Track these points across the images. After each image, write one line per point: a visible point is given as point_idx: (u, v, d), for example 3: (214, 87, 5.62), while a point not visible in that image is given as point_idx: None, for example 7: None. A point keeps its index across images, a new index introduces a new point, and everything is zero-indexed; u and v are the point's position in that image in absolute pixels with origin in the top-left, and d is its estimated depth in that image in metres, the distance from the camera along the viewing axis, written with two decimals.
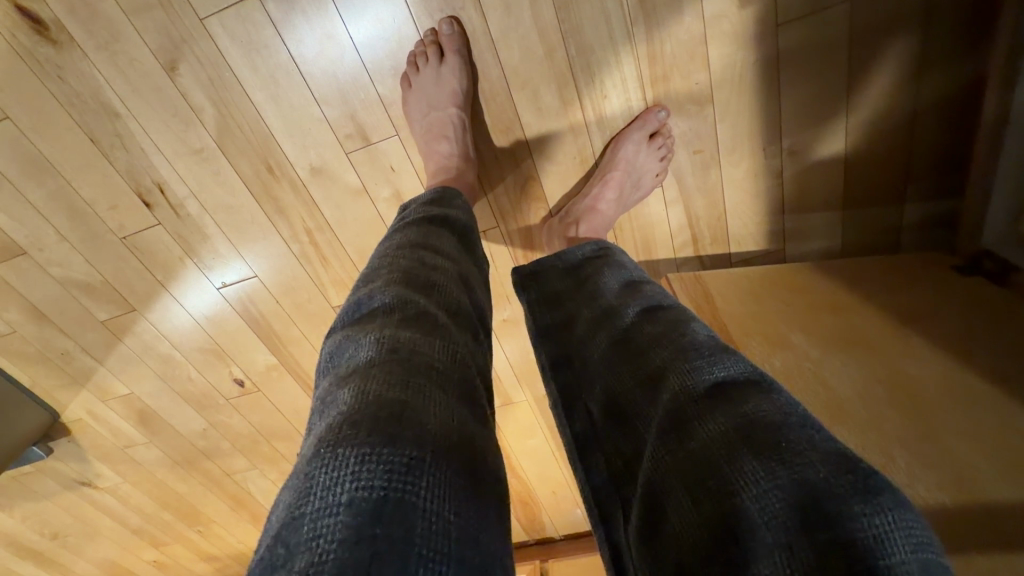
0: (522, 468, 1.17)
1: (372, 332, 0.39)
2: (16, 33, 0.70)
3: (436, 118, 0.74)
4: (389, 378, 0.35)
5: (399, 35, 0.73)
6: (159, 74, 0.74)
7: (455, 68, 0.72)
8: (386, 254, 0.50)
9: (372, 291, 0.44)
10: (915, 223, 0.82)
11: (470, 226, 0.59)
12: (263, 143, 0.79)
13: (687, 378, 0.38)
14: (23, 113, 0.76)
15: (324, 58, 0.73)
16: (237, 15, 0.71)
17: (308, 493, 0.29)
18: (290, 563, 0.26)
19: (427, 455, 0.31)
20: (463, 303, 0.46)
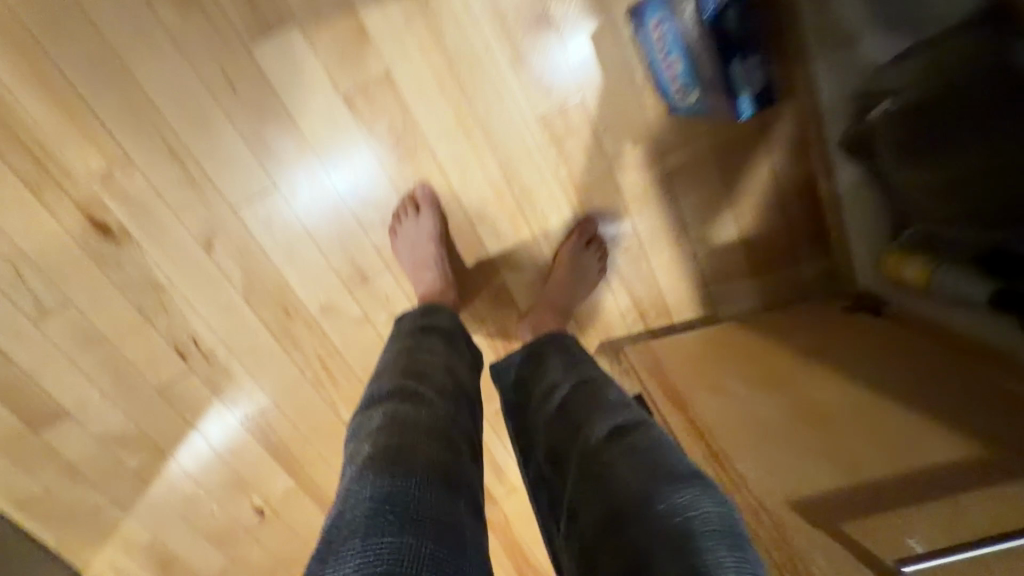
0: (534, 555, 1.21)
1: (381, 405, 0.55)
2: (82, 238, 0.90)
3: (418, 254, 0.93)
4: (393, 434, 0.51)
5: (384, 198, 0.94)
6: (195, 252, 0.93)
7: (428, 216, 0.93)
8: (387, 353, 0.67)
9: (381, 377, 0.61)
10: (813, 278, 1.02)
11: (455, 330, 0.75)
12: (280, 291, 0.97)
13: (597, 425, 0.55)
14: (83, 297, 0.93)
15: (328, 222, 0.94)
16: (260, 202, 0.91)
17: (344, 508, 0.46)
18: (336, 547, 0.43)
19: (421, 492, 0.46)
20: (447, 384, 0.61)
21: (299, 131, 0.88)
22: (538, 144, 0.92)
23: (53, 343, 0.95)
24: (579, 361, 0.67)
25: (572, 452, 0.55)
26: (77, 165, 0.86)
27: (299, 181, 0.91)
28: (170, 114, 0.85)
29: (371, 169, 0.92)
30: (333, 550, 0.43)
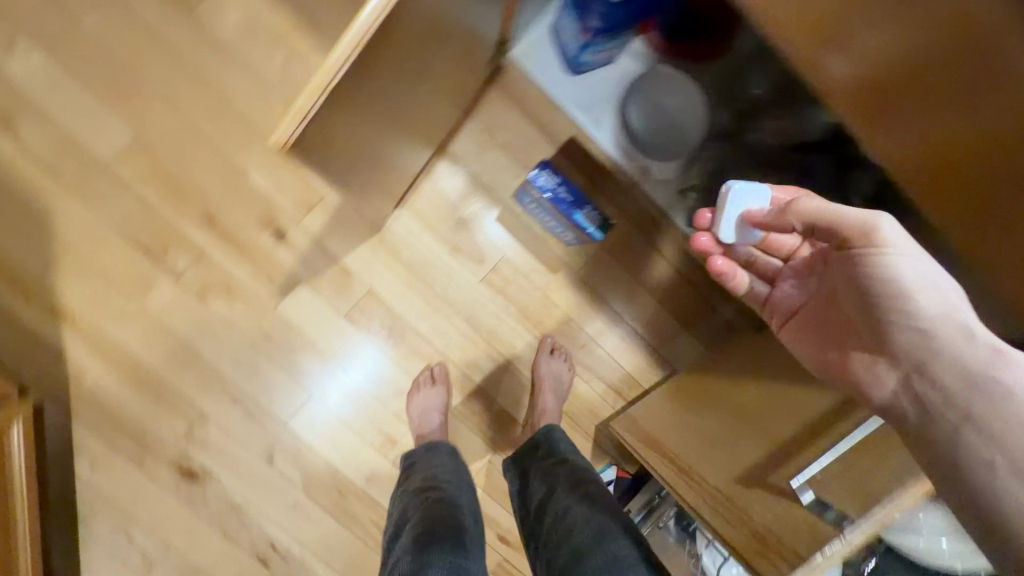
0: None
1: (403, 510, 0.88)
2: (174, 487, 1.14)
3: (427, 405, 1.15)
4: (411, 526, 0.83)
5: (393, 377, 1.20)
6: (260, 468, 1.16)
7: (432, 376, 1.18)
8: (415, 469, 0.97)
9: (405, 491, 0.93)
10: (733, 312, 1.27)
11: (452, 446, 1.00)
12: (331, 477, 1.18)
13: (572, 508, 0.84)
14: (181, 536, 1.14)
15: (355, 408, 1.19)
16: (302, 411, 1.17)
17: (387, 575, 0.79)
18: None
19: (425, 545, 0.78)
20: (447, 482, 0.92)
21: (319, 350, 1.17)
22: (489, 295, 1.22)
23: None
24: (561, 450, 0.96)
25: (552, 527, 0.85)
26: (168, 430, 1.14)
27: (326, 385, 1.18)
28: (227, 371, 1.14)
29: (378, 359, 1.20)
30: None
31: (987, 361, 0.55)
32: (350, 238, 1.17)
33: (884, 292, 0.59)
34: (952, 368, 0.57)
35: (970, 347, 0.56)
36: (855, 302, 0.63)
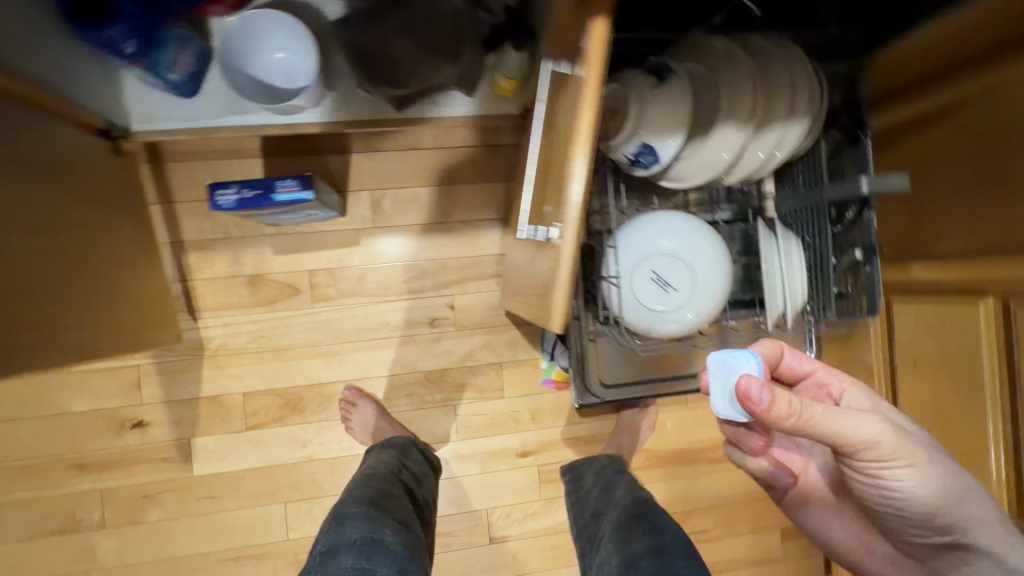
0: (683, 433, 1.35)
1: (354, 487, 0.94)
2: None
3: (366, 424, 1.17)
4: (370, 497, 0.90)
5: (327, 431, 1.22)
6: None
7: (359, 399, 1.19)
8: (378, 458, 1.06)
9: (357, 475, 0.99)
10: (511, 135, 1.24)
11: (408, 442, 1.12)
12: None
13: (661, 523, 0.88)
14: None
15: (325, 478, 1.22)
16: (290, 519, 1.21)
17: (339, 528, 0.83)
18: (337, 543, 0.80)
19: (388, 520, 0.86)
20: (401, 475, 1.02)
21: (258, 468, 1.20)
22: (330, 308, 1.22)
23: None
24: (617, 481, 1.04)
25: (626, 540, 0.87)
26: None
27: (287, 485, 1.21)
28: (212, 546, 1.18)
29: (306, 432, 1.21)
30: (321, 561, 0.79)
31: (963, 493, 0.68)
32: (188, 375, 1.17)
33: (921, 513, 0.69)
34: (964, 515, 0.68)
35: (979, 507, 0.69)
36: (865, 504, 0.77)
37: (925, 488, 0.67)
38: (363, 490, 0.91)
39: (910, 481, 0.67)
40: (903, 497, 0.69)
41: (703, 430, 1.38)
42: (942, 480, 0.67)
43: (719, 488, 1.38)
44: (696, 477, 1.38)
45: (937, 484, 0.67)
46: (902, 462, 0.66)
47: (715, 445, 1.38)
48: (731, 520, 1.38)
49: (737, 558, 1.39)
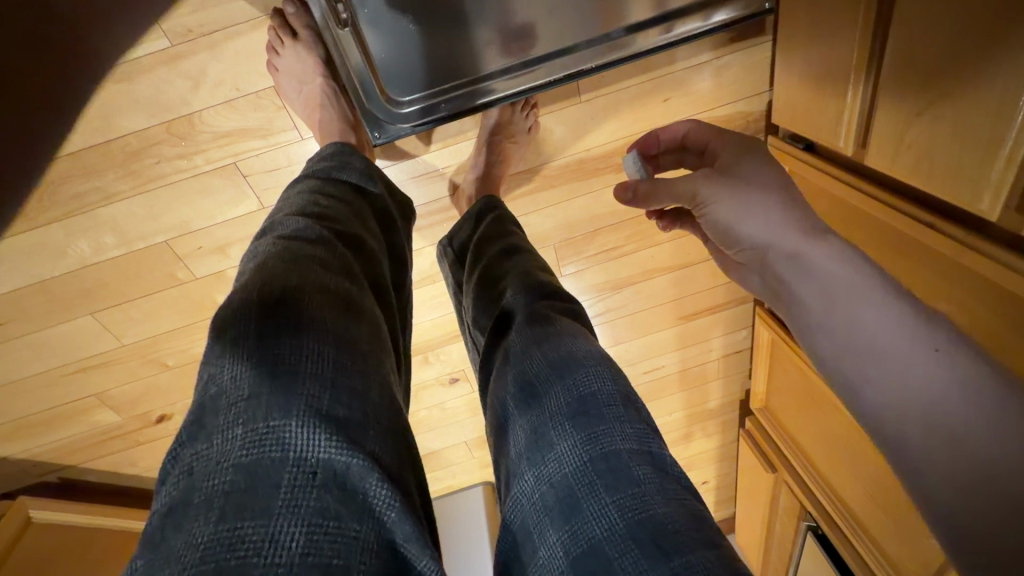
0: (571, 130, 0.98)
1: (269, 240, 0.56)
2: (172, 429, 1.20)
3: (308, 91, 0.84)
4: (280, 267, 0.51)
5: (80, 227, 0.90)
6: (173, 372, 1.11)
7: (309, 40, 0.82)
8: (272, 217, 0.62)
9: (278, 219, 0.61)
10: None
11: (367, 177, 0.75)
12: (203, 325, 1.05)
13: (588, 378, 0.47)
14: None
15: (120, 279, 0.96)
16: (111, 325, 1.02)
17: (229, 359, 0.44)
18: (221, 398, 0.42)
19: (317, 314, 0.48)
20: (350, 225, 0.63)
21: (29, 287, 0.94)
22: None
23: None
24: (540, 285, 0.61)
25: (551, 379, 0.48)
26: (112, 420, 1.16)
27: (78, 295, 0.97)
28: (46, 364, 1.05)
29: (53, 235, 0.90)
30: (171, 472, 0.41)
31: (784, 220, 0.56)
32: None
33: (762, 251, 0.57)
34: (818, 283, 0.51)
35: (821, 245, 0.53)
36: (741, 271, 0.65)
37: (765, 245, 0.57)
38: (247, 300, 0.47)
39: (736, 228, 0.59)
40: (754, 257, 0.59)
41: (606, 130, 0.98)
42: (786, 233, 0.55)
43: None
44: (603, 191, 1.05)
45: (770, 235, 0.56)
46: (721, 209, 0.60)
47: (625, 146, 1.01)
48: (647, 231, 1.13)
49: (657, 268, 1.19)
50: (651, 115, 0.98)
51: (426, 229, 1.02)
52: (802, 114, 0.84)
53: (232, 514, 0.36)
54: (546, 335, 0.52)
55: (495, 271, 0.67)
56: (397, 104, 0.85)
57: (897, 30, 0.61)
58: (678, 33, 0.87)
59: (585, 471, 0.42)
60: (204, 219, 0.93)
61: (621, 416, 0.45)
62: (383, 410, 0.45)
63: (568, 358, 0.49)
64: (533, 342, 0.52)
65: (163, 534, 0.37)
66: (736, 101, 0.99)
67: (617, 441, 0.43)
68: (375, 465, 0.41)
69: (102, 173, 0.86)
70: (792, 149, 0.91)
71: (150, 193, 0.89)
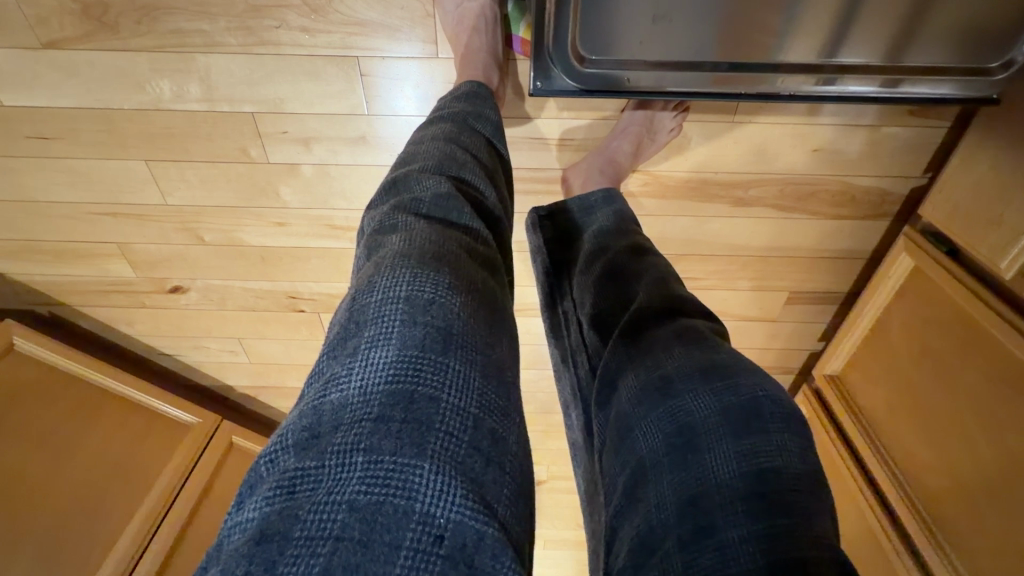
0: (705, 147, 0.90)
1: (407, 209, 0.52)
2: (182, 303, 1.13)
3: (465, 9, 0.76)
4: (425, 257, 0.46)
5: (171, 67, 0.81)
6: (207, 248, 1.03)
7: None
8: (408, 173, 0.56)
9: (417, 175, 0.56)
10: None
11: (503, 144, 0.69)
12: (257, 212, 0.98)
13: (767, 453, 0.44)
14: (234, 329, 1.17)
15: (190, 136, 0.88)
16: (162, 178, 0.93)
17: (364, 364, 0.39)
18: (349, 409, 0.37)
19: (461, 329, 0.43)
20: (488, 204, 0.59)
21: (90, 111, 0.85)
22: None
23: (268, 357, 1.24)
24: (682, 304, 0.58)
25: (722, 444, 0.45)
26: (126, 275, 1.08)
27: (141, 134, 0.88)
28: (79, 196, 0.96)
29: (136, 65, 0.81)
30: (267, 482, 0.35)
31: None
32: None
33: None
34: None
35: None
36: None
37: None
38: (388, 297, 0.42)
39: None
40: None
41: (739, 159, 0.91)
42: None
43: (733, 235, 1.01)
44: (709, 219, 0.99)
45: None
46: None
47: (751, 183, 0.94)
48: (731, 274, 1.07)
49: (722, 313, 1.14)
50: (792, 159, 0.91)
51: (519, 195, 0.95)
52: (963, 214, 0.78)
53: (341, 569, 0.30)
54: (715, 369, 0.50)
55: (629, 273, 0.63)
56: (581, 61, 0.69)
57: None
58: (862, 92, 0.70)
59: (748, 546, 0.40)
60: (300, 103, 0.84)
61: (806, 509, 0.42)
62: (514, 462, 0.40)
63: (746, 421, 0.46)
64: (700, 373, 0.49)
65: (247, 568, 0.30)
66: (879, 175, 0.92)
67: (792, 526, 0.41)
68: (505, 539, 0.35)
69: (214, 18, 0.77)
70: (931, 247, 0.84)
71: (256, 57, 0.80)
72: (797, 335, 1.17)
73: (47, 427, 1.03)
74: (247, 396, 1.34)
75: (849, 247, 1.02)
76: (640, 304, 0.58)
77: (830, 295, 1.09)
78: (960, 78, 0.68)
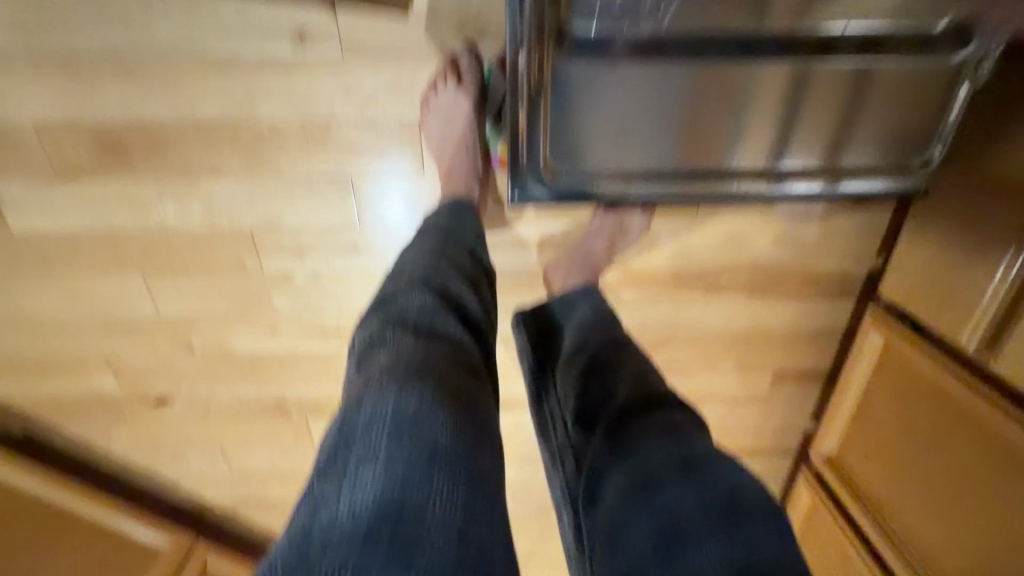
0: (675, 241, 0.97)
1: (395, 323, 0.55)
2: (164, 413, 1.10)
3: (449, 133, 0.83)
4: (411, 369, 0.48)
5: (176, 191, 0.88)
6: (195, 357, 1.04)
7: (471, 88, 0.80)
8: (396, 288, 0.60)
9: (404, 289, 0.59)
10: None
11: (484, 252, 0.74)
12: (249, 320, 1.00)
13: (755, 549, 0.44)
14: (217, 438, 1.14)
15: (188, 250, 0.93)
16: (156, 291, 0.96)
17: (353, 482, 0.40)
18: (338, 530, 0.37)
19: (448, 439, 0.44)
20: (472, 310, 0.62)
21: (93, 232, 0.90)
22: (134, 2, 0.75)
23: (251, 467, 1.19)
24: (661, 396, 0.60)
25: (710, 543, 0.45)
26: (109, 388, 1.07)
27: (140, 252, 0.92)
28: (71, 312, 0.98)
29: (143, 190, 0.87)
30: None
31: None
32: None
33: None
34: None
35: None
36: None
37: None
38: (377, 410, 0.44)
39: None
40: None
41: (710, 249, 0.98)
42: None
43: (711, 320, 1.05)
44: (685, 306, 1.03)
45: None
46: None
47: (721, 271, 1.00)
48: (715, 358, 1.10)
49: (710, 396, 1.15)
50: (755, 248, 0.98)
51: (504, 292, 1.00)
52: (919, 292, 0.83)
53: None
54: (695, 464, 0.51)
55: (609, 367, 0.65)
56: (553, 174, 0.76)
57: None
58: (813, 191, 0.79)
59: None
60: (296, 218, 0.91)
61: None
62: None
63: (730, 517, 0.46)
64: (683, 468, 0.50)
65: None
66: (838, 260, 0.99)
67: None
68: None
69: (220, 148, 0.85)
70: (897, 325, 0.89)
71: (257, 180, 0.87)
72: (787, 416, 1.17)
73: (40, 562, 1.01)
74: (224, 512, 1.26)
75: (822, 327, 1.06)
76: (621, 397, 0.60)
77: (812, 373, 1.12)
78: (889, 176, 0.78)
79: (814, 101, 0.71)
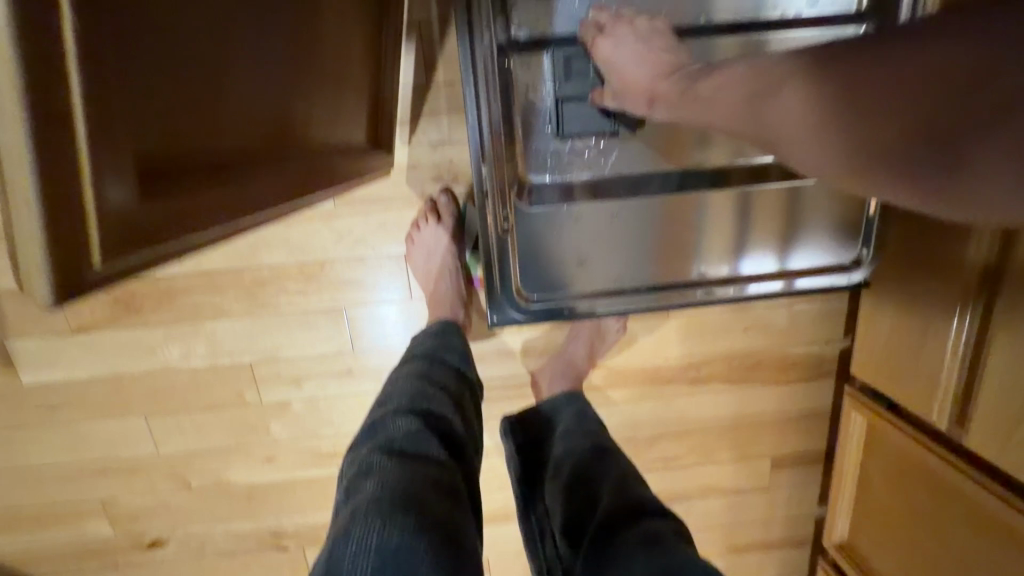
0: (653, 339, 1.03)
1: (382, 449, 0.58)
2: (158, 557, 1.07)
3: (434, 264, 0.91)
4: (395, 498, 0.51)
5: (182, 334, 0.94)
6: (193, 494, 1.04)
7: (449, 224, 0.91)
8: (384, 413, 0.64)
9: (391, 413, 0.64)
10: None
11: (468, 368, 0.79)
12: (248, 451, 1.02)
13: None
14: None
15: (191, 388, 0.97)
16: (157, 431, 0.99)
17: None
18: None
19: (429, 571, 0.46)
20: (456, 430, 0.66)
21: (101, 378, 0.95)
22: None
23: None
24: (642, 504, 0.61)
25: None
26: (103, 534, 1.05)
27: (145, 394, 0.97)
28: (72, 458, 1.00)
29: (151, 336, 0.94)
30: None
31: None
32: None
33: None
34: None
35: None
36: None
37: None
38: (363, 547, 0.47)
39: None
40: None
41: (686, 344, 1.04)
42: None
43: (700, 411, 1.08)
44: (672, 398, 1.06)
45: None
46: None
47: (701, 363, 1.05)
48: (710, 449, 1.10)
49: (712, 488, 1.14)
50: (729, 338, 1.04)
51: (495, 401, 1.03)
52: (884, 373, 0.87)
53: None
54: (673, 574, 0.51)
55: (592, 476, 0.67)
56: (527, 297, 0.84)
57: (999, 344, 0.69)
58: (772, 289, 0.86)
59: None
60: (294, 349, 0.96)
61: None
62: None
63: None
64: None
65: None
66: (809, 343, 1.05)
67: None
68: None
69: (225, 293, 0.93)
70: (874, 404, 0.92)
71: (258, 318, 0.94)
72: (793, 501, 1.15)
73: None
74: None
75: (809, 408, 1.09)
76: (603, 509, 0.62)
77: (809, 455, 1.12)
78: (832, 272, 0.86)
79: (744, 216, 0.83)
